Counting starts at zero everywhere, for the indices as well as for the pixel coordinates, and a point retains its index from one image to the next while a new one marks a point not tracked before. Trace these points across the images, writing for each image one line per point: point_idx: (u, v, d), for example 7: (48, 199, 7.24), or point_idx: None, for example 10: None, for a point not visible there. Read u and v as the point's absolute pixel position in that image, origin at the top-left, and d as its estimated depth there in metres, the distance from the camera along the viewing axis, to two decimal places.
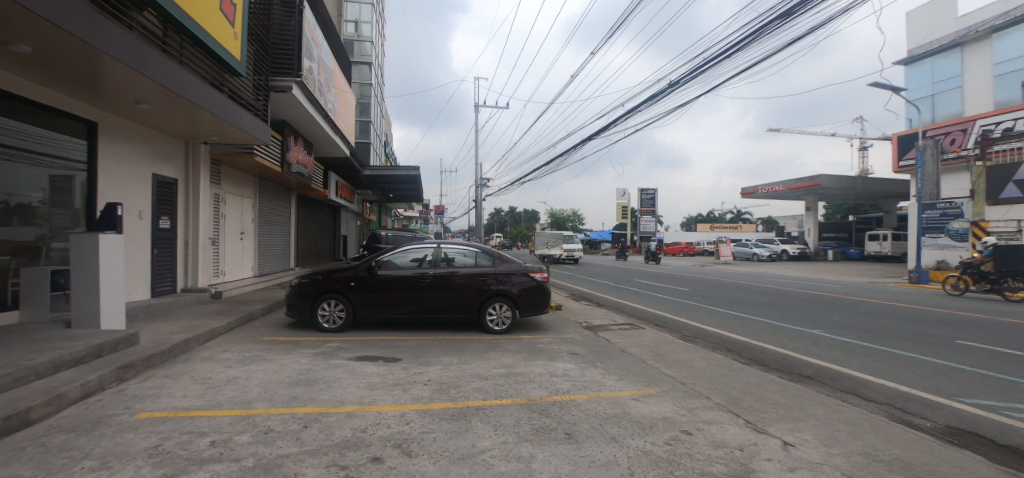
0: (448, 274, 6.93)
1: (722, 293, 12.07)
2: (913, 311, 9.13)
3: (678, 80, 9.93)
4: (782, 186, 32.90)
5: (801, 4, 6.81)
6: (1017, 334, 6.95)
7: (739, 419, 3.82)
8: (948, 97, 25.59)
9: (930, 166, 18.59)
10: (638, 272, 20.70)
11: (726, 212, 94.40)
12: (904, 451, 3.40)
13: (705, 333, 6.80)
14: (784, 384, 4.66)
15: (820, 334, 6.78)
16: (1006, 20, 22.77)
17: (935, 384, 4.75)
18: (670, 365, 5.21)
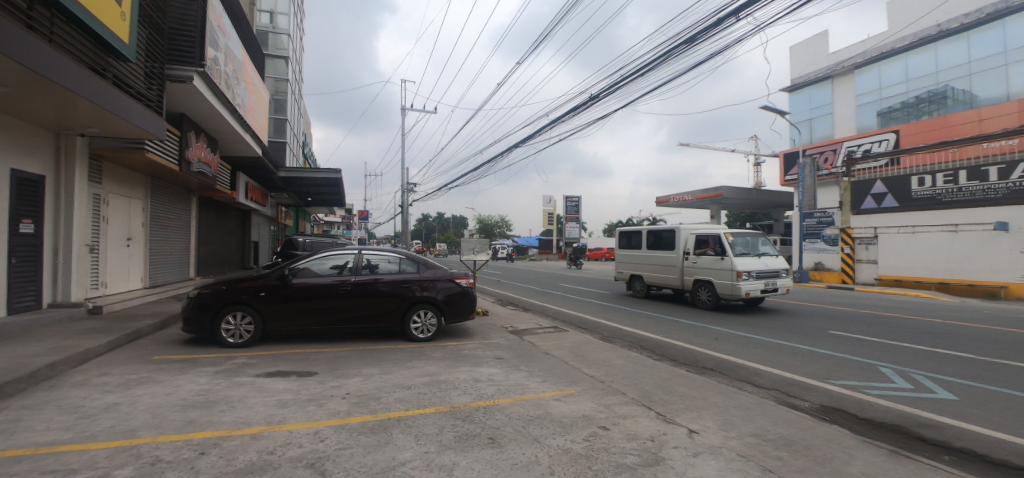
0: (371, 282, 6.65)
1: (638, 295, 12.84)
2: (793, 306, 10.45)
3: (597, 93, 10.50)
4: (690, 196, 35.95)
5: (701, 31, 7.55)
6: (871, 324, 8.17)
7: (651, 411, 4.06)
8: (822, 122, 29.73)
9: (809, 181, 21.36)
10: (561, 276, 21.39)
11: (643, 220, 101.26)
12: (787, 430, 3.83)
13: (622, 333, 7.17)
14: (689, 376, 5.06)
15: (721, 330, 7.46)
16: (865, 59, 27.31)
17: (812, 369, 5.43)
18: (591, 365, 5.41)
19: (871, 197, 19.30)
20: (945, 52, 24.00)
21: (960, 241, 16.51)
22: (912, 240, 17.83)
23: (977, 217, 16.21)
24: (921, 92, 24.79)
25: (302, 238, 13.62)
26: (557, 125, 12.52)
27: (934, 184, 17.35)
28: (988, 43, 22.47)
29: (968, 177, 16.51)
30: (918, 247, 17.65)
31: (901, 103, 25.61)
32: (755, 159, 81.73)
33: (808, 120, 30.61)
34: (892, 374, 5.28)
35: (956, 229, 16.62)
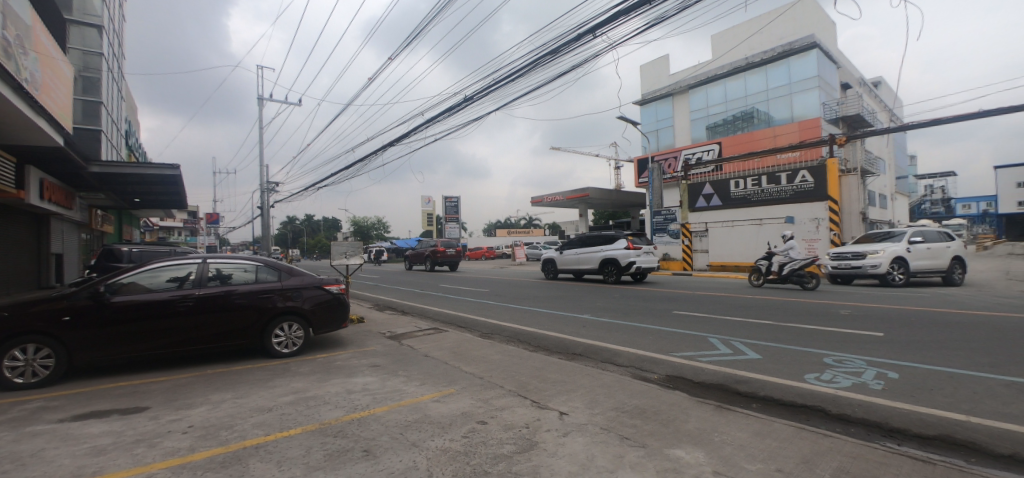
0: (222, 294, 5.79)
1: (515, 290, 13.33)
2: (645, 291, 11.97)
3: (472, 95, 10.69)
4: (561, 196, 38.69)
5: (564, 44, 8.16)
6: (702, 303, 9.72)
7: (526, 400, 4.27)
8: (667, 133, 34.55)
9: (657, 183, 24.62)
10: (442, 277, 21.25)
11: (522, 219, 106.00)
12: (640, 400, 4.37)
13: (501, 329, 7.39)
14: (560, 363, 5.45)
15: (589, 318, 8.16)
16: (697, 81, 32.45)
17: (660, 345, 6.28)
18: (470, 362, 5.49)
19: (703, 197, 22.90)
20: (751, 80, 29.73)
21: (763, 231, 20.71)
22: (731, 233, 21.77)
23: (774, 213, 20.46)
24: (737, 112, 30.32)
25: (128, 247, 11.30)
26: (432, 124, 12.40)
27: (745, 186, 21.41)
28: (780, 76, 28.46)
29: (768, 182, 20.69)
30: (734, 239, 21.63)
31: (722, 119, 30.99)
32: (615, 165, 91.19)
33: (656, 130, 35.29)
34: (718, 343, 6.37)
35: (761, 221, 20.78)
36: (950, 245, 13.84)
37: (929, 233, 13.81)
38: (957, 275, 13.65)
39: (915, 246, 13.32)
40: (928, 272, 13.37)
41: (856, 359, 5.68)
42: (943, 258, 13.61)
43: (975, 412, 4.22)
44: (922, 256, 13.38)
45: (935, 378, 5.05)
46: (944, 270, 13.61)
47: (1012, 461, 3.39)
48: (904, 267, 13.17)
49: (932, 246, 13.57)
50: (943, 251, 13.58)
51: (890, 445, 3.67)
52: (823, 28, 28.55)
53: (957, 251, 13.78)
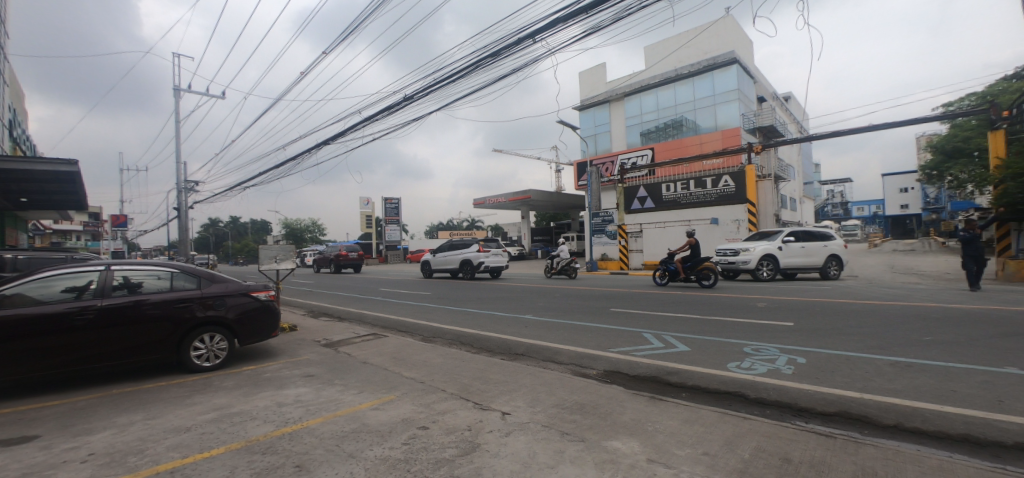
0: (130, 304, 5.21)
1: (457, 293, 13.23)
2: (583, 290, 12.39)
3: (412, 94, 10.50)
4: (504, 198, 39.04)
5: (505, 48, 8.24)
6: (637, 300, 10.23)
7: (469, 402, 4.26)
8: (604, 138, 36.03)
9: (596, 186, 25.52)
10: (381, 280, 20.59)
11: (464, 221, 105.50)
12: (579, 396, 4.52)
13: (443, 332, 7.32)
14: (503, 364, 5.50)
15: (531, 318, 8.30)
16: (632, 89, 34.12)
17: (598, 341, 6.53)
18: (410, 367, 5.38)
19: (638, 200, 24.33)
20: (681, 91, 31.78)
21: (691, 231, 22.15)
22: (664, 233, 23.07)
23: (701, 215, 22.00)
24: (668, 120, 32.27)
25: (11, 254, 9.87)
26: (370, 123, 12.02)
27: (676, 190, 22.84)
28: (705, 88, 30.64)
29: (696, 185, 22.22)
30: (666, 239, 22.91)
31: (655, 126, 32.85)
32: (556, 168, 93.38)
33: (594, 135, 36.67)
34: (651, 337, 6.74)
35: (690, 223, 22.24)
36: (827, 244, 15.30)
37: (808, 233, 15.27)
38: (831, 271, 15.22)
39: (788, 245, 14.85)
40: (800, 268, 14.97)
41: (771, 347, 6.25)
42: (819, 256, 15.15)
43: (866, 389, 4.82)
44: (795, 254, 14.94)
45: (835, 361, 5.69)
46: (818, 266, 15.18)
47: (896, 431, 3.90)
48: (774, 263, 14.72)
49: (807, 245, 15.08)
50: (817, 251, 15.09)
51: (799, 423, 4.08)
52: (742, 45, 31.17)
53: (833, 250, 15.27)
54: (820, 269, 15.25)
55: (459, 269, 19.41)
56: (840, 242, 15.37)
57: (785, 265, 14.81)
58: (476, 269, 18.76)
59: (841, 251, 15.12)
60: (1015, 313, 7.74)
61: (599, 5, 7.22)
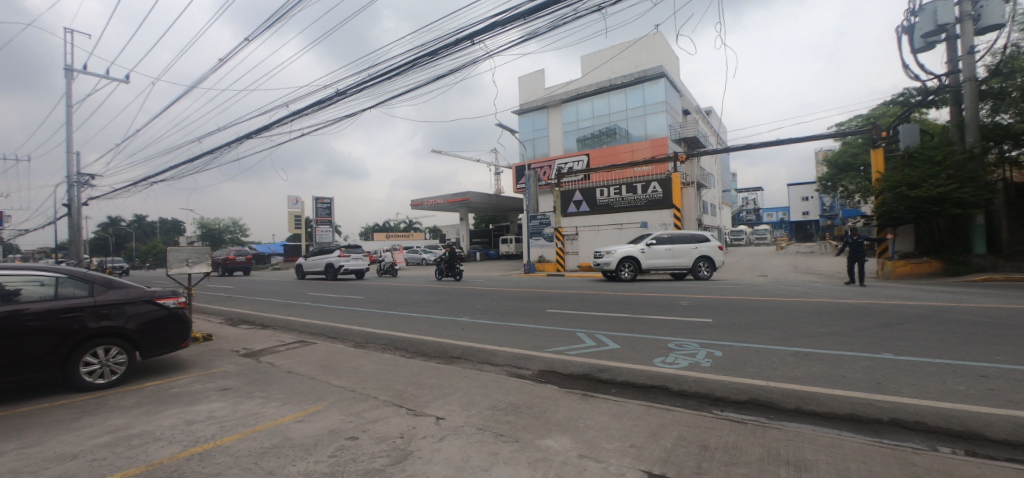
0: (4, 315, 4.49)
1: (392, 296, 12.86)
2: (519, 292, 12.58)
3: (344, 90, 10.09)
4: (442, 199, 38.62)
5: (442, 48, 8.18)
6: (570, 301, 10.56)
7: (401, 409, 4.16)
8: (543, 142, 36.87)
9: (533, 189, 25.94)
10: (310, 284, 19.44)
11: (401, 222, 102.77)
12: (514, 396, 4.59)
13: (376, 337, 7.09)
14: (438, 367, 5.44)
15: (467, 320, 8.28)
16: (570, 96, 35.23)
17: (533, 342, 6.66)
18: (340, 375, 5.15)
19: (573, 204, 24.86)
20: (615, 100, 33.34)
21: (624, 234, 23.11)
22: (598, 235, 23.75)
23: (632, 218, 23.05)
24: (603, 127, 33.71)
25: None
26: (297, 118, 11.38)
27: (608, 195, 23.86)
28: (637, 98, 32.37)
29: (627, 191, 23.32)
30: (600, 242, 23.66)
31: (591, 133, 34.18)
32: (495, 171, 93.90)
33: (533, 139, 37.40)
34: (584, 336, 7.00)
35: (622, 226, 23.19)
36: (696, 246, 16.49)
37: (678, 236, 16.53)
38: (701, 271, 16.33)
39: (652, 248, 16.21)
40: (667, 269, 16.23)
41: (692, 342, 6.73)
42: (688, 257, 16.34)
43: (772, 377, 5.34)
44: (661, 256, 16.25)
45: (746, 353, 6.25)
46: (688, 266, 16.38)
47: (796, 414, 4.37)
48: (634, 264, 16.16)
49: (674, 247, 16.35)
50: (684, 252, 16.32)
51: (715, 411, 4.43)
52: (670, 60, 33.38)
53: (703, 251, 16.38)
54: (688, 269, 16.46)
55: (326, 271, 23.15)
56: (710, 244, 16.46)
57: (649, 266, 16.13)
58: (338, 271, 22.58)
59: (709, 253, 16.24)
60: (887, 307, 8.96)
61: (536, 13, 7.42)
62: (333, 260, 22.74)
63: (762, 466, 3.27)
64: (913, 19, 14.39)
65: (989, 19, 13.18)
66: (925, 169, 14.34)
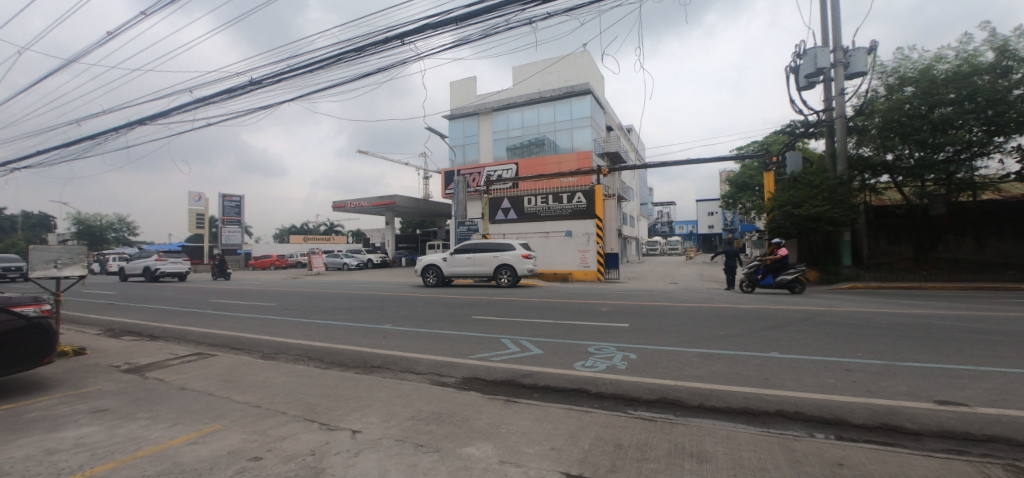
0: None
1: (306, 303, 12.09)
2: (442, 298, 12.45)
3: (259, 79, 9.38)
4: (367, 202, 37.21)
5: (370, 46, 7.93)
6: (493, 307, 10.65)
7: (313, 424, 3.91)
8: (473, 148, 36.96)
9: (461, 195, 25.96)
10: (210, 290, 17.61)
11: (321, 224, 97.00)
12: (436, 405, 4.51)
13: (288, 347, 6.61)
14: (356, 378, 5.20)
15: (389, 328, 8.02)
16: (503, 104, 35.75)
17: (457, 349, 6.61)
18: (243, 390, 4.73)
19: (502, 211, 25.10)
20: (544, 112, 34.42)
21: (549, 242, 23.88)
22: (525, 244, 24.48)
23: (557, 227, 23.79)
24: (532, 138, 34.62)
25: None
26: (203, 104, 10.37)
27: (534, 204, 24.37)
28: (564, 112, 33.67)
29: (553, 200, 23.90)
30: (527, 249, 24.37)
31: (521, 142, 34.93)
32: (424, 176, 92.29)
33: (463, 145, 37.36)
34: (509, 342, 7.10)
35: (547, 234, 23.94)
36: (499, 255, 17.85)
37: (484, 246, 18.13)
38: (501, 279, 17.75)
39: (454, 257, 18.14)
40: (468, 276, 17.95)
41: (610, 346, 7.12)
42: (489, 265, 17.88)
43: (679, 377, 5.80)
44: (463, 264, 18.13)
45: (658, 355, 6.73)
46: (491, 273, 17.86)
47: (699, 410, 4.79)
48: (435, 270, 18.32)
49: (477, 256, 18.02)
50: (485, 261, 17.92)
51: (629, 411, 4.71)
52: (595, 79, 35.29)
53: (503, 259, 17.61)
54: (494, 276, 17.95)
55: (145, 273, 25.31)
56: (510, 253, 17.55)
57: (450, 273, 18.08)
58: (156, 274, 24.79)
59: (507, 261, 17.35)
60: (774, 312, 10.16)
61: (468, 20, 7.47)
62: (150, 263, 25.00)
63: (669, 460, 3.53)
64: (799, 61, 16.52)
65: (856, 66, 15.51)
66: (805, 191, 16.51)
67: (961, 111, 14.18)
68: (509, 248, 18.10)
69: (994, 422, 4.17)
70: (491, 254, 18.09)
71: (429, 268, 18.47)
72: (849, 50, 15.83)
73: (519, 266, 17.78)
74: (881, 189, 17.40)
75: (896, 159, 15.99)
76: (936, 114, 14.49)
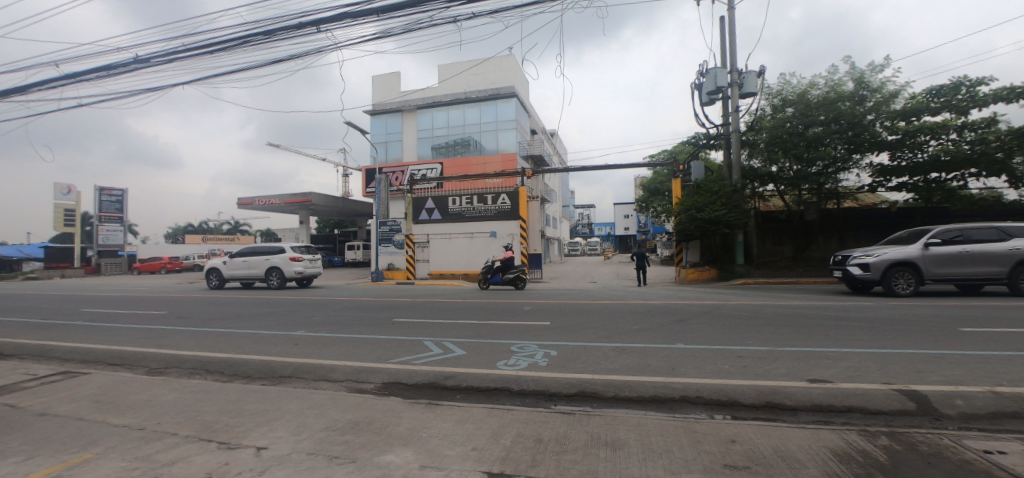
0: None
1: (202, 310, 10.92)
2: (360, 301, 11.95)
3: (145, 57, 8.33)
4: (278, 199, 34.56)
5: (280, 30, 7.39)
6: (414, 309, 10.45)
7: (210, 444, 3.57)
8: (396, 146, 35.85)
9: (383, 193, 25.08)
10: (78, 298, 15.24)
11: (225, 222, 88.06)
12: (354, 414, 4.34)
13: (181, 360, 5.94)
14: (263, 390, 4.83)
15: (302, 334, 7.52)
16: (428, 101, 35.06)
17: (378, 353, 6.40)
18: (124, 412, 4.17)
19: (425, 211, 24.72)
20: (470, 112, 34.38)
21: (473, 242, 23.93)
22: (449, 244, 24.29)
23: (481, 228, 23.90)
24: (457, 138, 34.44)
25: None
26: (72, 81, 8.97)
27: (459, 204, 24.23)
28: (490, 113, 33.91)
29: (478, 201, 23.96)
30: (451, 250, 24.22)
31: (445, 142, 34.59)
32: (344, 172, 87.64)
33: (385, 142, 36.10)
34: (432, 345, 7.02)
35: (472, 235, 23.96)
36: (270, 258, 18.60)
37: (260, 249, 19.05)
38: (270, 280, 18.48)
39: (232, 260, 18.99)
40: (241, 277, 18.72)
41: (532, 344, 7.32)
42: (260, 267, 18.67)
43: (595, 371, 6.15)
44: (239, 267, 18.97)
45: (576, 351, 7.06)
46: (262, 275, 18.62)
47: (612, 400, 5.12)
48: (215, 273, 19.27)
49: (252, 259, 18.85)
50: (258, 264, 18.74)
51: (549, 406, 4.89)
52: (521, 83, 36.00)
53: (270, 261, 18.40)
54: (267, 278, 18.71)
55: None
56: (277, 255, 18.36)
57: (227, 275, 19.00)
58: None
59: (270, 263, 18.15)
60: (678, 306, 11.11)
61: (390, 13, 7.25)
62: None
63: (587, 450, 3.73)
64: (701, 79, 18.24)
65: (748, 87, 17.45)
66: (707, 197, 18.27)
67: (829, 131, 16.58)
68: (283, 251, 18.90)
69: (850, 394, 4.96)
70: (266, 257, 18.95)
71: (212, 270, 19.59)
72: (743, 72, 17.78)
73: (288, 267, 18.51)
74: (767, 196, 19.78)
75: (779, 171, 18.29)
76: (810, 132, 16.80)
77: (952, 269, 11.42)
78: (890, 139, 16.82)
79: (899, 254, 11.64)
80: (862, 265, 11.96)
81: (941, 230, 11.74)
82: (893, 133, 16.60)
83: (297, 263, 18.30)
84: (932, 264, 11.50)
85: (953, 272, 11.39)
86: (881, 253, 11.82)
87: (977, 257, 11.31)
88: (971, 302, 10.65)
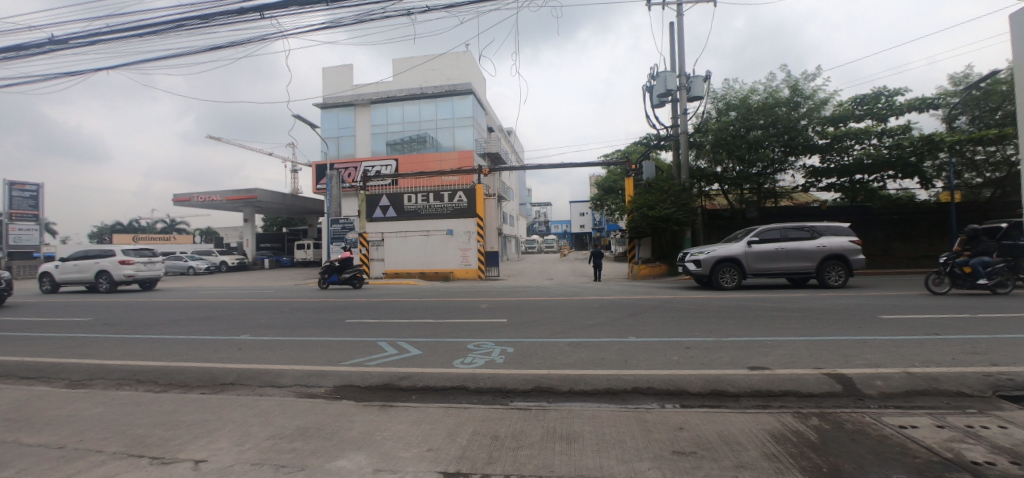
0: None
1: (130, 316, 10.14)
2: (311, 302, 11.52)
3: (60, 38, 7.56)
4: (218, 196, 32.52)
5: (218, 15, 6.95)
6: (367, 309, 10.21)
7: (142, 460, 3.34)
8: (349, 141, 34.69)
9: (335, 190, 24.21)
10: None
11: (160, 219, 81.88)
12: (304, 420, 4.19)
13: (108, 370, 5.51)
14: (205, 398, 4.57)
15: (247, 339, 7.16)
16: (383, 95, 34.13)
17: (330, 356, 6.21)
18: (39, 430, 3.81)
19: (380, 208, 24.15)
20: (427, 107, 33.80)
21: (430, 241, 23.61)
22: (404, 242, 23.85)
23: (438, 226, 23.62)
24: (413, 134, 33.78)
25: None
26: None
27: (414, 202, 23.83)
28: (447, 110, 33.50)
29: (434, 198, 23.65)
30: (406, 248, 23.78)
31: (401, 138, 33.86)
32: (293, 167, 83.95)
33: (337, 137, 34.83)
34: (387, 345, 6.89)
35: (428, 233, 23.62)
36: (100, 262, 17.93)
37: (92, 252, 18.29)
38: (100, 284, 17.83)
39: (63, 263, 18.20)
40: (69, 282, 17.97)
41: (489, 342, 7.34)
42: (90, 271, 17.98)
43: (550, 366, 6.27)
44: (69, 271, 18.20)
45: (532, 347, 7.17)
46: (91, 280, 17.92)
47: (567, 394, 5.26)
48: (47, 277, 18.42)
49: (83, 263, 18.14)
50: (89, 267, 18.02)
51: (507, 403, 4.95)
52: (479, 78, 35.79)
53: (98, 265, 17.76)
54: (97, 282, 18.01)
55: None
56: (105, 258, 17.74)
57: (58, 279, 18.17)
58: None
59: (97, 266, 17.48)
60: (629, 301, 11.53)
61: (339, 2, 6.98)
62: None
63: (543, 444, 3.82)
64: (653, 82, 18.92)
65: (696, 91, 18.25)
66: (658, 196, 19.05)
67: (768, 135, 17.78)
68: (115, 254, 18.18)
69: (785, 379, 5.36)
70: (98, 261, 18.21)
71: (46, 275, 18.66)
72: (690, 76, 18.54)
73: (120, 271, 17.91)
74: (713, 194, 20.86)
75: (723, 171, 19.37)
76: (751, 136, 17.94)
77: (770, 264, 12.93)
78: (821, 143, 18.19)
79: (727, 252, 13.09)
80: (697, 261, 13.34)
81: (764, 230, 13.30)
82: (824, 137, 17.99)
83: (127, 266, 17.72)
84: (752, 259, 12.99)
85: (771, 266, 12.89)
86: (712, 251, 13.25)
87: (790, 254, 12.82)
88: (887, 292, 11.78)
